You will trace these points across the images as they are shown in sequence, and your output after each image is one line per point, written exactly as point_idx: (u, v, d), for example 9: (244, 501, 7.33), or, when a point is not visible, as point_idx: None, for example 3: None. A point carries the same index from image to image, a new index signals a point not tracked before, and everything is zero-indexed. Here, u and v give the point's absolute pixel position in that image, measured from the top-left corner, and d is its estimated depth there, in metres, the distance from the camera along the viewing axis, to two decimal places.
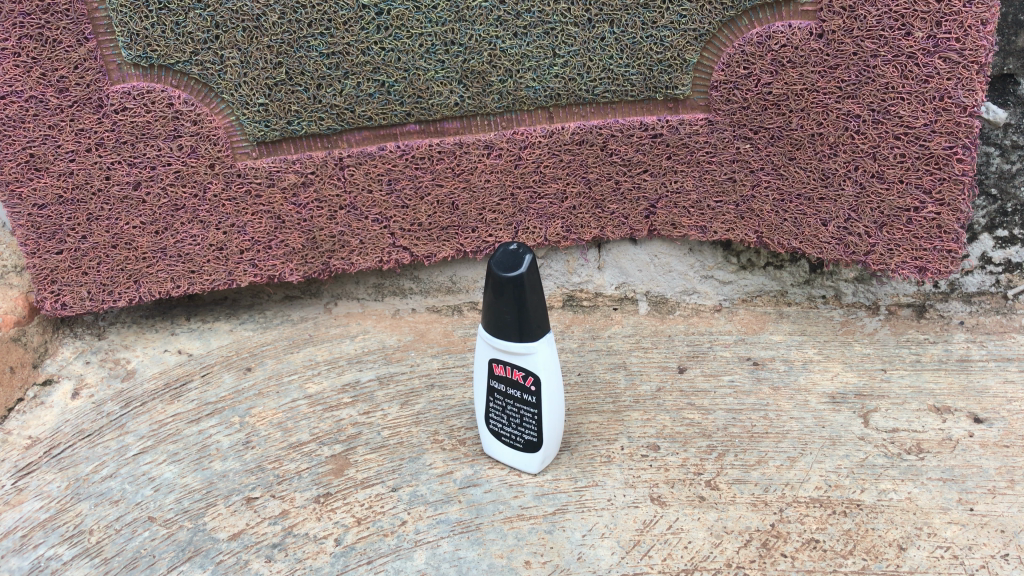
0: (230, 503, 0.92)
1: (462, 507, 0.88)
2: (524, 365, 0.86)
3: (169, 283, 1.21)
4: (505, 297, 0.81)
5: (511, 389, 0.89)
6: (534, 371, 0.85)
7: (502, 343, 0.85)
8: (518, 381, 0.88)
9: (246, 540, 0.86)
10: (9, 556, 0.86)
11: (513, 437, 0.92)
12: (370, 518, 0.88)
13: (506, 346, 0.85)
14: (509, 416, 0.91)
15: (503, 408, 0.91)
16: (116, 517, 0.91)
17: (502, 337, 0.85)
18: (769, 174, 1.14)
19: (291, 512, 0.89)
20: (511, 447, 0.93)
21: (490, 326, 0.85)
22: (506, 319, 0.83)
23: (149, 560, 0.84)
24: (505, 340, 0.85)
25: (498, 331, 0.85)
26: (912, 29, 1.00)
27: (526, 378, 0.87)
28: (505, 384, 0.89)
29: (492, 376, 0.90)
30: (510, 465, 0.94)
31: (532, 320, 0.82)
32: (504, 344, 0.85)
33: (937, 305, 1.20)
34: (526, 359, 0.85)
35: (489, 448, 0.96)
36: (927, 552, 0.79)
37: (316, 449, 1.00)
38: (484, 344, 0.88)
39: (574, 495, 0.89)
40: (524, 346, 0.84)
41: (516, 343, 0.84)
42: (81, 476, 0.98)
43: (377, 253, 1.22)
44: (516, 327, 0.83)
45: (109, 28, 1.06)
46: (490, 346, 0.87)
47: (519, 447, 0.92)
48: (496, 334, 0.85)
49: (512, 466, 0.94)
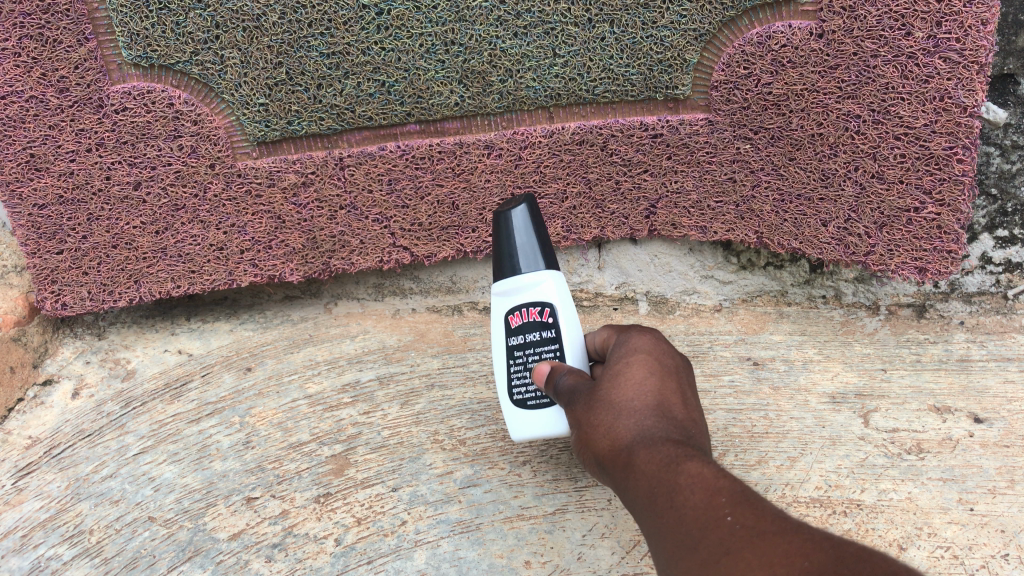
0: (229, 502, 1.02)
1: (462, 508, 1.01)
2: (536, 298, 0.81)
3: (169, 284, 1.16)
4: (508, 231, 0.82)
5: (529, 337, 0.82)
6: (547, 300, 0.81)
7: (511, 279, 0.82)
8: (534, 323, 0.82)
9: (246, 539, 0.98)
10: (9, 555, 0.96)
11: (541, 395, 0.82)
12: (370, 518, 1.00)
13: (516, 279, 0.81)
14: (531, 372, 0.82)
15: (524, 363, 0.83)
16: (115, 517, 1.00)
17: (510, 274, 0.82)
18: (769, 175, 1.12)
19: (292, 512, 1.01)
20: (540, 408, 0.83)
21: (499, 276, 0.83)
22: (510, 252, 0.81)
23: (149, 560, 0.96)
24: (514, 275, 0.81)
25: (506, 269, 0.82)
26: (912, 29, 1.02)
27: (541, 313, 0.81)
28: (521, 334, 0.83)
29: (507, 330, 0.83)
30: (546, 434, 0.83)
31: (536, 248, 0.81)
32: (513, 279, 0.82)
33: (937, 305, 1.17)
34: (538, 289, 0.81)
35: (515, 429, 0.85)
36: (927, 552, 0.91)
37: (316, 449, 1.07)
38: (495, 294, 0.84)
39: (574, 495, 1.01)
40: (532, 274, 0.81)
41: (524, 274, 0.81)
42: (81, 476, 1.04)
43: (377, 253, 1.17)
44: (522, 257, 0.81)
45: (110, 28, 1.07)
46: (500, 292, 0.83)
47: (548, 407, 0.82)
48: (503, 274, 0.82)
49: (548, 433, 0.83)
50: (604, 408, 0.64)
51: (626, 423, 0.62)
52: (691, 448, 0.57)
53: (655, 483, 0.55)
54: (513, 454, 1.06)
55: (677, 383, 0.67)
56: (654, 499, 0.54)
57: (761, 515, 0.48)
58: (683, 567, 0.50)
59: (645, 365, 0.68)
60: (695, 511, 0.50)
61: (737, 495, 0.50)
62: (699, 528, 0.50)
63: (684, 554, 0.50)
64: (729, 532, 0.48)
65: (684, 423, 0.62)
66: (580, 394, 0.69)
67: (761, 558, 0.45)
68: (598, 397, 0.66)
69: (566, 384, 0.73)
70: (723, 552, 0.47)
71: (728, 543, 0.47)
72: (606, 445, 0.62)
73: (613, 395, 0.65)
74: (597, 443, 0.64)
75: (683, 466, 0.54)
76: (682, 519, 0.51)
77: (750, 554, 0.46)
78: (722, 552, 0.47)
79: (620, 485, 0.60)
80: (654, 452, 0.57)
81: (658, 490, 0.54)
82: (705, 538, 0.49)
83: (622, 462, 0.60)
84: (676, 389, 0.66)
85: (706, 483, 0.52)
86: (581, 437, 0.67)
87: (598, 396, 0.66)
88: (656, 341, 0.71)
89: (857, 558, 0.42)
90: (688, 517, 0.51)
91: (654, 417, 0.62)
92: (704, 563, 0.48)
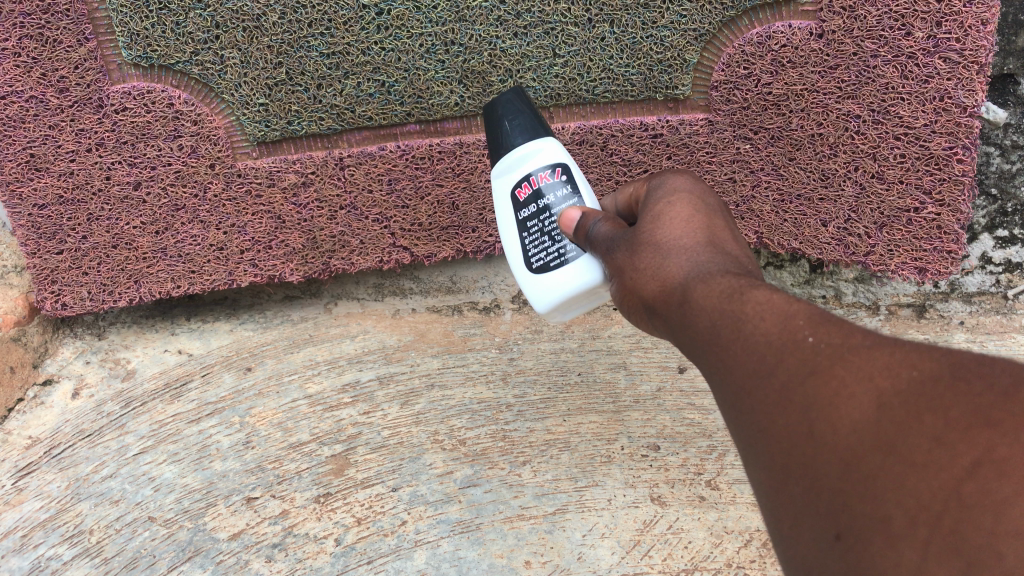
0: (229, 503, 1.07)
1: (462, 508, 1.08)
2: (544, 162, 0.75)
3: (169, 284, 1.14)
4: (504, 113, 0.77)
5: (542, 206, 0.75)
6: (556, 160, 0.75)
7: (513, 155, 0.76)
8: (545, 187, 0.75)
9: (246, 540, 1.05)
10: (9, 555, 1.01)
11: (566, 249, 0.74)
12: (370, 518, 1.07)
13: (519, 150, 0.76)
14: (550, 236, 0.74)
15: (541, 231, 0.75)
16: (116, 517, 1.05)
17: (512, 149, 0.76)
18: (769, 175, 1.11)
19: (291, 512, 1.07)
20: (566, 265, 0.74)
21: (496, 160, 0.78)
22: (509, 128, 0.76)
23: (149, 560, 1.03)
24: (517, 148, 0.76)
25: (508, 146, 0.76)
26: (913, 29, 1.03)
27: (553, 172, 0.75)
28: (533, 205, 0.76)
29: (517, 208, 0.77)
30: (578, 293, 0.74)
31: (535, 121, 0.77)
32: (516, 153, 0.76)
33: (937, 306, 1.19)
34: (543, 152, 0.76)
35: (540, 298, 0.76)
36: None
37: (316, 449, 1.11)
38: (498, 179, 0.77)
39: (574, 495, 1.08)
40: (526, 143, 0.75)
41: (528, 143, 0.76)
42: (81, 476, 1.07)
43: (377, 253, 1.15)
44: (523, 128, 0.76)
45: (109, 28, 1.07)
46: (503, 173, 0.77)
47: (575, 258, 0.73)
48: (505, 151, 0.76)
49: (579, 291, 0.74)
50: (647, 249, 0.61)
51: (676, 262, 0.59)
52: (751, 278, 0.54)
53: (719, 314, 0.51)
54: (513, 453, 1.11)
55: (722, 222, 0.64)
56: (719, 330, 0.51)
57: (848, 334, 0.45)
58: (752, 395, 0.47)
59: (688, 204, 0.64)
60: (771, 334, 0.48)
61: (816, 315, 0.47)
62: (776, 352, 0.47)
63: (757, 380, 0.47)
64: (814, 351, 0.45)
65: (738, 259, 0.59)
66: (617, 241, 0.65)
67: (856, 374, 0.43)
68: (642, 240, 0.62)
69: (601, 231, 0.67)
70: (810, 373, 0.44)
71: (814, 362, 0.45)
72: (655, 287, 0.59)
73: (658, 235, 0.61)
74: (643, 287, 0.60)
75: (749, 294, 0.51)
76: (754, 345, 0.48)
77: (842, 371, 0.43)
78: (806, 374, 0.45)
79: (673, 324, 0.57)
80: (712, 282, 0.54)
81: (721, 319, 0.51)
82: (786, 360, 0.46)
83: (677, 298, 0.56)
84: (722, 227, 0.62)
85: (777, 308, 0.49)
86: (622, 284, 0.64)
87: (641, 238, 0.62)
88: (696, 183, 0.66)
89: (963, 364, 0.41)
90: (761, 343, 0.48)
91: (707, 252, 0.58)
92: (785, 389, 0.45)
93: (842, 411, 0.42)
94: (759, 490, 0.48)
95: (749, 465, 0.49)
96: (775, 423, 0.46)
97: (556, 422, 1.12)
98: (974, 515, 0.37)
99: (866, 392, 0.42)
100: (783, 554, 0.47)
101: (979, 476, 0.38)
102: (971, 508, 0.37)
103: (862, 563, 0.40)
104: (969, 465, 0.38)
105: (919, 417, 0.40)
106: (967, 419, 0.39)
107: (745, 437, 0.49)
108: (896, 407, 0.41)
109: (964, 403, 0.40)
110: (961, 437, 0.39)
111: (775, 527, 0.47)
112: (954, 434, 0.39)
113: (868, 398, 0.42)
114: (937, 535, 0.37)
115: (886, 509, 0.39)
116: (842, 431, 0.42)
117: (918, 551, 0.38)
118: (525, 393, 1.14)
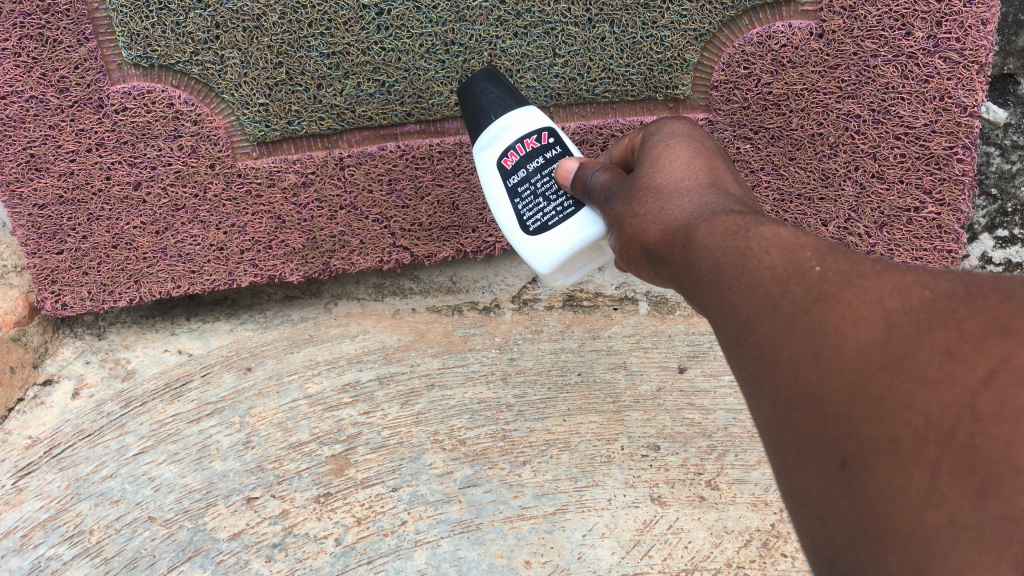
0: (230, 502, 1.08)
1: (462, 508, 1.08)
2: (531, 129, 0.81)
3: (169, 284, 1.14)
4: (487, 89, 0.82)
5: (532, 170, 0.81)
6: (542, 125, 0.81)
7: (498, 126, 0.81)
8: (534, 153, 0.81)
9: (246, 540, 1.06)
10: (10, 555, 1.02)
11: (563, 208, 0.79)
12: (370, 518, 1.08)
13: (506, 120, 0.81)
14: (543, 198, 0.80)
15: (533, 194, 0.80)
16: (116, 517, 1.06)
17: (498, 121, 0.81)
18: (769, 174, 1.11)
19: (291, 512, 1.08)
20: (564, 223, 0.79)
21: (475, 138, 0.83)
22: (493, 102, 0.81)
23: (149, 560, 1.04)
24: (502, 119, 0.81)
25: (493, 119, 0.81)
26: (913, 29, 1.04)
27: (540, 137, 0.81)
28: (523, 170, 0.81)
29: (507, 175, 0.81)
30: (579, 247, 0.79)
31: (516, 92, 0.83)
32: (502, 124, 0.81)
33: None
34: (529, 119, 0.81)
35: (542, 259, 0.81)
36: None
37: (316, 449, 1.11)
38: (485, 152, 0.82)
39: (574, 495, 1.09)
40: (502, 118, 0.81)
41: (513, 113, 0.81)
42: (81, 476, 1.07)
43: (377, 254, 1.15)
44: (508, 101, 0.81)
45: (109, 28, 1.08)
46: (489, 146, 0.81)
47: (573, 215, 0.79)
48: (490, 125, 0.81)
49: (580, 245, 0.79)
50: (652, 197, 0.65)
51: (682, 208, 0.62)
52: (754, 215, 0.58)
53: (724, 252, 0.54)
54: (513, 453, 1.11)
55: (719, 164, 0.69)
56: (721, 269, 0.54)
57: (856, 262, 0.49)
58: (756, 330, 0.51)
59: (688, 152, 0.69)
60: (776, 266, 0.51)
61: (821, 247, 0.51)
62: (781, 283, 0.50)
63: (759, 315, 0.50)
64: (822, 280, 0.49)
65: (741, 198, 0.64)
66: (618, 193, 0.70)
67: (862, 299, 0.47)
68: (648, 189, 0.66)
69: (601, 181, 0.73)
70: (815, 300, 0.48)
71: (821, 288, 0.49)
72: (659, 232, 0.63)
73: (664, 183, 0.66)
74: (647, 233, 0.65)
75: (754, 231, 0.55)
76: (758, 279, 0.51)
77: (850, 296, 0.48)
78: (812, 300, 0.48)
79: (674, 268, 0.60)
80: (715, 221, 0.58)
81: (726, 257, 0.54)
82: (791, 291, 0.50)
83: (680, 241, 0.60)
84: (723, 169, 0.68)
85: (783, 243, 0.52)
86: (626, 234, 0.68)
87: (645, 187, 0.67)
88: (693, 128, 0.72)
89: (976, 281, 0.47)
90: (765, 277, 0.51)
91: (710, 195, 0.63)
92: (790, 318, 0.49)
93: (850, 334, 0.47)
94: (758, 419, 0.52)
95: (749, 396, 0.53)
96: (780, 351, 0.49)
97: (556, 422, 1.12)
98: (988, 426, 0.44)
99: (876, 314, 0.46)
100: (780, 479, 0.51)
101: (991, 386, 0.44)
102: (984, 418, 0.44)
103: (872, 483, 0.46)
104: (984, 374, 0.44)
105: (932, 333, 0.45)
106: (982, 330, 0.45)
107: (745, 370, 0.52)
108: (906, 327, 0.46)
109: (979, 315, 0.45)
110: (974, 349, 0.45)
111: (774, 454, 0.51)
112: (967, 346, 0.45)
113: (878, 319, 0.46)
114: (950, 448, 0.45)
115: (895, 430, 0.45)
116: (850, 355, 0.46)
117: (930, 464, 0.45)
118: (525, 393, 1.14)
